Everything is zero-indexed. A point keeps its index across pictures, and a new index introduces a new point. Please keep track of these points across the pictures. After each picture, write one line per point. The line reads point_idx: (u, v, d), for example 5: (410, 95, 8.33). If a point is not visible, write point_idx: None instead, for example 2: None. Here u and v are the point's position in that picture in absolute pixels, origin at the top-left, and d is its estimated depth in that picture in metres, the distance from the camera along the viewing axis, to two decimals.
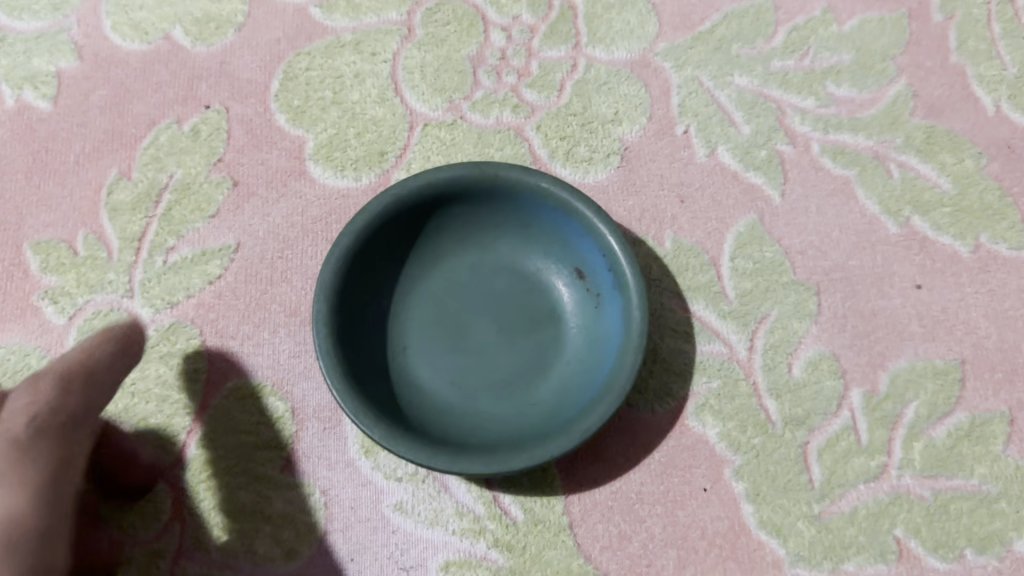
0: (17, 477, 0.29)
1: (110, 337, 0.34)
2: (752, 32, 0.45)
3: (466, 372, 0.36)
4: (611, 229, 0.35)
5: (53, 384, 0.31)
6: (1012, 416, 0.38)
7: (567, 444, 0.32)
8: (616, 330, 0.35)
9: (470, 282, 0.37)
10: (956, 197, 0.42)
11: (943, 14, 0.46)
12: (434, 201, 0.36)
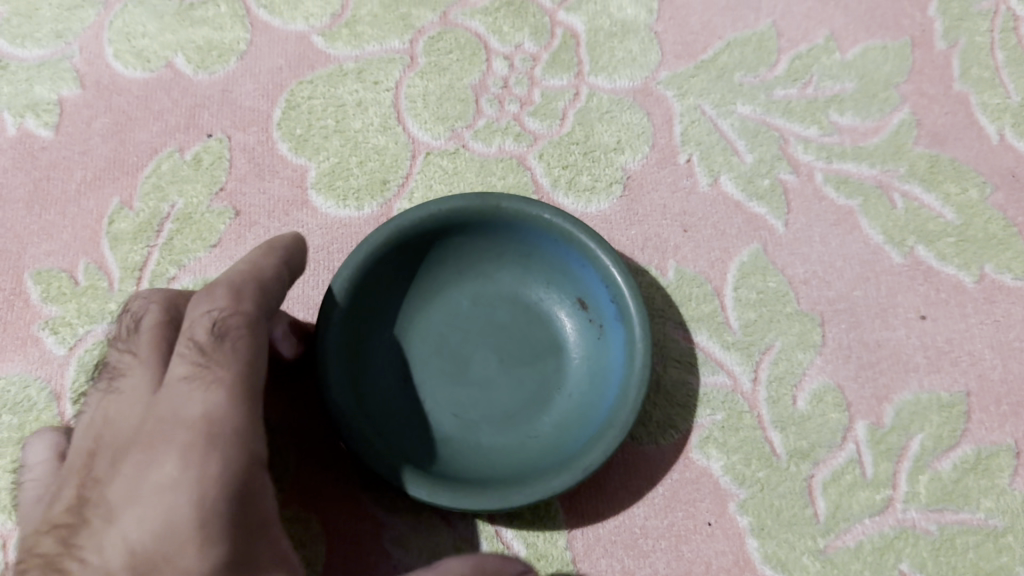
0: (214, 378, 0.27)
1: (274, 249, 0.32)
2: (754, 60, 0.45)
3: (467, 404, 0.36)
4: (614, 260, 0.34)
5: (227, 291, 0.29)
6: (1017, 449, 0.38)
7: (569, 480, 0.32)
8: (618, 362, 0.35)
9: (471, 312, 0.37)
10: (961, 226, 0.42)
11: (946, 42, 0.46)
12: (435, 231, 0.35)
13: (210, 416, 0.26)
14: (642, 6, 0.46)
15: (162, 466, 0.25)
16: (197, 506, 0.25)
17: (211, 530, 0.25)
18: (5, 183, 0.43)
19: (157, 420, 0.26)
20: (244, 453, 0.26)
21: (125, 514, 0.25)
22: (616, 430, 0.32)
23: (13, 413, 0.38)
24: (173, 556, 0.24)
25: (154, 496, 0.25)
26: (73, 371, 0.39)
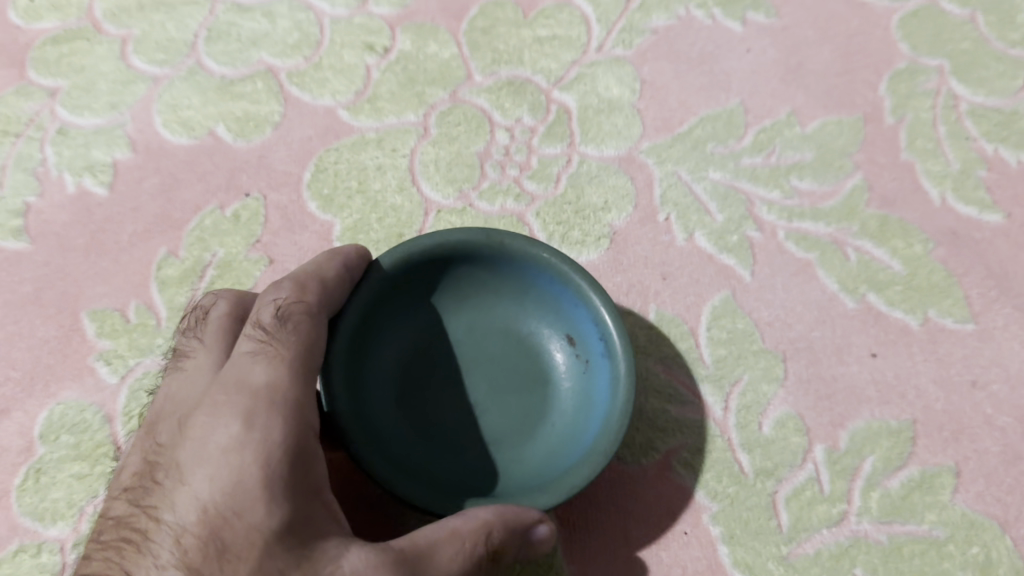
0: (274, 361, 0.35)
1: (341, 253, 0.39)
2: (725, 133, 0.52)
3: (460, 424, 0.40)
4: (603, 302, 0.39)
5: (292, 287, 0.37)
6: (958, 470, 0.43)
7: (555, 499, 0.36)
8: (603, 394, 0.39)
9: (469, 340, 0.41)
10: (907, 276, 0.48)
11: (895, 117, 0.52)
12: (438, 260, 0.40)
13: (270, 386, 0.34)
14: (626, 86, 0.53)
15: (229, 432, 0.33)
16: (259, 464, 0.32)
17: (272, 483, 0.32)
18: (64, 234, 0.48)
19: (226, 392, 0.34)
20: (297, 418, 0.33)
21: (199, 475, 0.32)
22: (596, 457, 0.36)
23: (70, 432, 0.43)
24: (241, 509, 0.31)
25: (222, 458, 0.32)
26: (124, 397, 0.44)
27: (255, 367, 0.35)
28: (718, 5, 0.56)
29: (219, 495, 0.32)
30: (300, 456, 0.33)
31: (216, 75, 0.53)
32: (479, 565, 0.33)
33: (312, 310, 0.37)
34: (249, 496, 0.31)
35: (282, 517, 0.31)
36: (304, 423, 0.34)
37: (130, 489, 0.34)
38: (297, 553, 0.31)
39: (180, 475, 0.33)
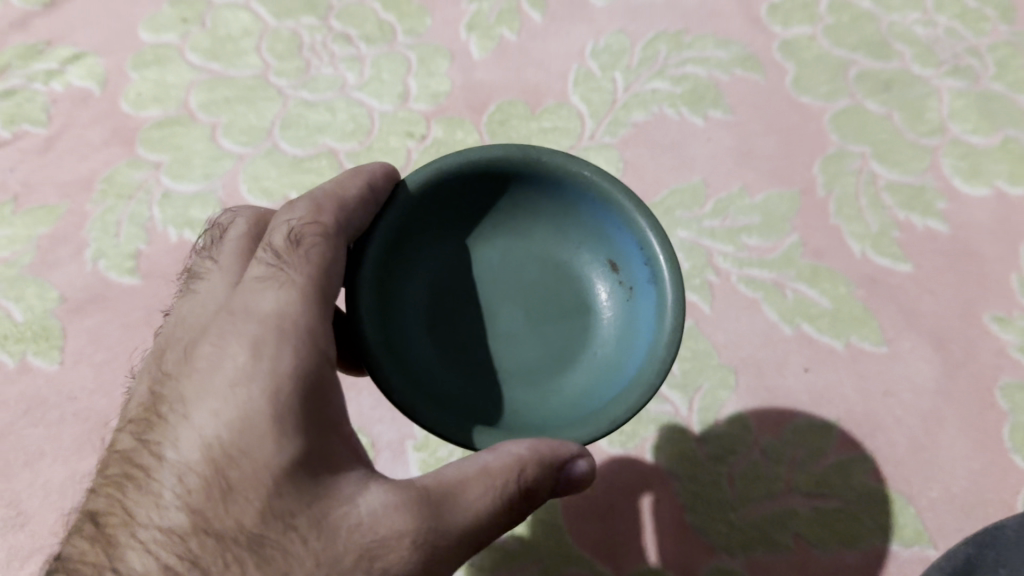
0: (285, 294, 0.37)
1: (359, 176, 0.43)
2: (690, 202, 0.65)
3: (501, 350, 0.42)
4: (650, 225, 0.43)
5: (311, 210, 0.42)
6: (873, 457, 0.56)
7: (596, 431, 0.38)
8: (648, 320, 0.42)
9: (504, 265, 0.44)
10: (833, 310, 0.60)
11: (826, 191, 0.66)
12: (482, 175, 0.44)
13: (279, 315, 0.37)
14: (613, 166, 0.67)
15: (239, 363, 0.35)
16: (270, 396, 0.35)
17: (282, 415, 0.34)
18: (169, 273, 0.61)
19: (235, 321, 0.37)
20: (306, 346, 0.36)
21: (212, 407, 0.35)
22: (646, 385, 0.39)
23: None
24: (250, 449, 0.34)
25: (233, 392, 0.35)
26: None
27: (266, 296, 0.38)
28: (686, 104, 0.71)
29: (224, 429, 0.35)
30: (311, 387, 0.35)
31: (289, 155, 0.67)
32: (503, 499, 0.36)
33: (327, 233, 0.40)
34: (259, 433, 0.34)
35: (293, 452, 0.34)
36: (312, 351, 0.36)
37: (140, 422, 0.38)
38: (310, 487, 0.34)
39: (186, 409, 0.36)
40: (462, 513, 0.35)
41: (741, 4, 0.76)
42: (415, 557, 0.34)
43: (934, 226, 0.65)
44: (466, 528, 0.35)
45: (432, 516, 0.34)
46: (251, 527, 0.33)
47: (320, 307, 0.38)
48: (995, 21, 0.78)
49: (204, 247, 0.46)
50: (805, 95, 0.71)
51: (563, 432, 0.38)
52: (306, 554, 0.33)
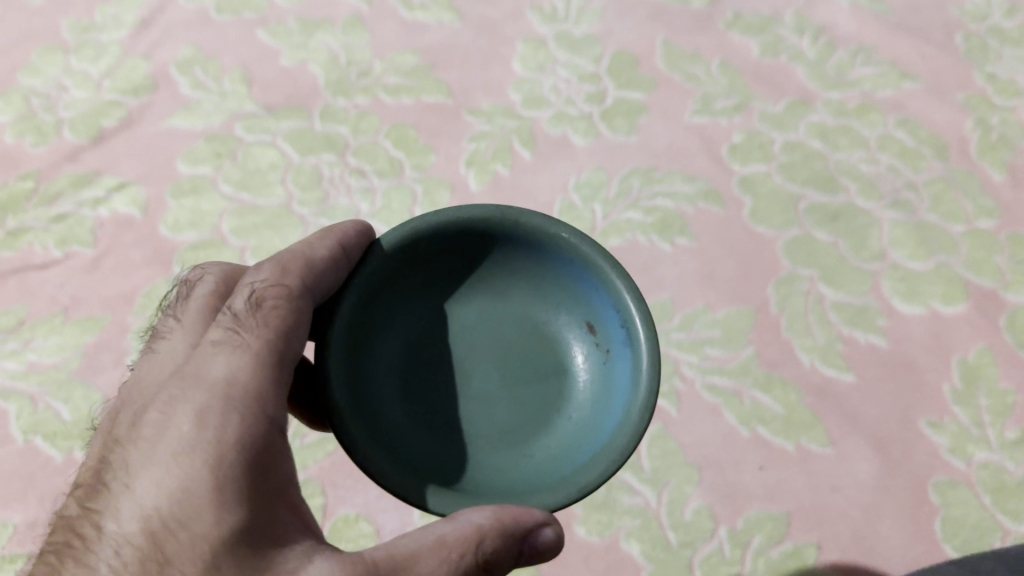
0: (232, 370, 0.45)
1: (330, 237, 0.52)
2: (660, 316, 0.75)
3: (479, 405, 0.51)
4: (627, 292, 0.52)
5: (273, 278, 0.50)
6: (820, 544, 0.65)
7: (570, 495, 0.46)
8: (623, 380, 0.51)
9: (481, 327, 0.53)
10: (785, 414, 0.69)
11: (779, 309, 0.75)
12: (473, 233, 0.53)
13: (224, 384, 0.44)
14: None
15: (185, 433, 0.42)
16: (209, 466, 0.41)
17: (221, 487, 0.41)
18: None
19: (185, 388, 0.44)
20: (252, 409, 0.44)
21: (156, 477, 0.42)
22: (618, 451, 0.47)
23: None
24: (188, 521, 0.41)
25: (177, 463, 0.42)
26: None
27: (216, 360, 0.45)
28: (656, 231, 0.80)
29: (163, 499, 0.41)
30: (252, 453, 0.43)
31: None
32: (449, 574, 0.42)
33: (288, 295, 0.49)
34: (199, 505, 0.41)
35: (230, 521, 0.41)
36: (258, 414, 0.44)
37: (88, 487, 0.44)
38: (245, 551, 0.41)
39: (132, 477, 0.42)
40: None
41: (704, 144, 0.88)
42: None
43: (876, 341, 0.74)
44: None
45: None
46: None
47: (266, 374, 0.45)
48: (930, 159, 0.89)
49: (175, 299, 0.54)
50: (761, 224, 0.81)
51: (533, 498, 0.46)
52: None
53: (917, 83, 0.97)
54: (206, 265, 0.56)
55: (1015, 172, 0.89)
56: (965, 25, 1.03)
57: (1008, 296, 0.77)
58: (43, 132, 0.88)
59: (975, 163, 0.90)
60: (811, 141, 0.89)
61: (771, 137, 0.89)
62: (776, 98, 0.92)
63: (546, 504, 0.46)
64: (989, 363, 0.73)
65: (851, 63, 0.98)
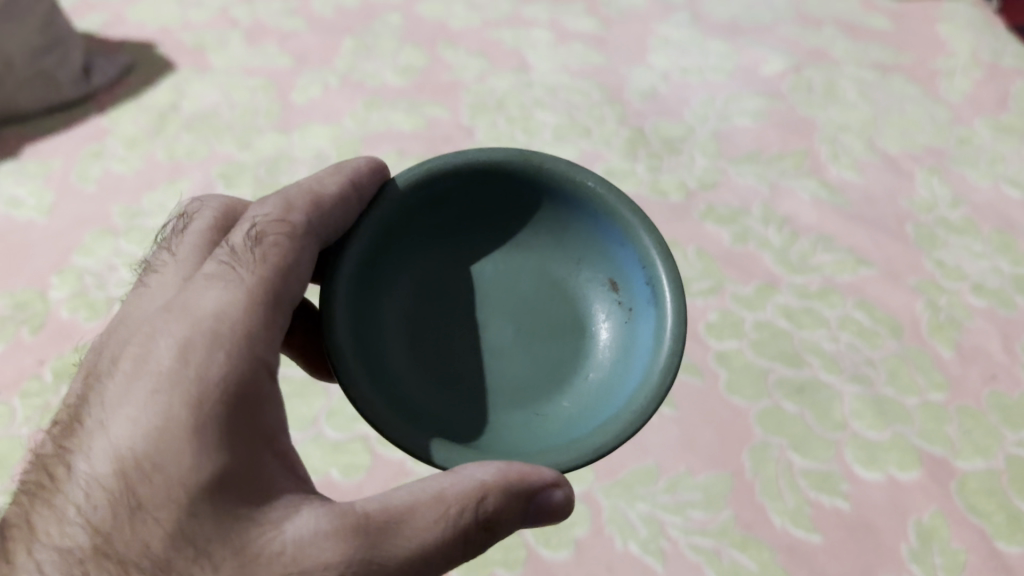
0: (214, 317, 0.58)
1: (325, 189, 0.67)
2: (647, 479, 0.86)
3: (499, 350, 0.68)
4: (660, 258, 0.70)
5: (272, 234, 0.65)
6: None
7: (597, 449, 0.61)
8: (648, 331, 0.68)
9: (504, 278, 0.71)
10: (759, 570, 0.81)
11: (753, 473, 0.87)
12: (520, 180, 0.72)
13: (209, 326, 0.57)
14: None
15: (166, 373, 0.55)
16: (181, 409, 0.54)
17: (194, 429, 0.54)
18: None
19: (175, 324, 0.58)
20: (232, 349, 0.57)
21: (136, 414, 0.55)
22: (638, 407, 0.63)
23: None
24: (158, 463, 0.53)
25: (154, 403, 0.54)
26: None
27: (207, 302, 0.59)
28: None
29: (139, 438, 0.54)
30: (227, 387, 0.55)
31: (331, 439, 0.94)
32: (426, 537, 0.55)
33: (288, 238, 0.65)
34: (172, 445, 0.53)
35: (202, 466, 0.53)
36: (239, 351, 0.57)
37: (79, 421, 0.58)
38: (211, 485, 0.53)
39: (110, 419, 0.55)
40: (390, 541, 0.54)
41: None
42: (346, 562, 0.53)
43: (840, 504, 0.85)
44: (396, 550, 0.54)
45: (367, 535, 0.54)
46: (155, 536, 0.53)
47: (247, 313, 0.59)
48: (885, 338, 1.01)
49: (183, 233, 0.69)
50: (734, 395, 0.93)
51: (558, 456, 0.61)
52: (221, 549, 0.53)
53: (873, 268, 1.09)
54: (210, 206, 0.72)
55: (962, 348, 1.00)
56: (915, 217, 1.19)
57: (957, 463, 0.88)
58: (94, 309, 1.03)
59: (926, 341, 1.01)
60: (778, 321, 1.02)
61: (742, 315, 1.02)
62: (745, 281, 1.07)
63: (572, 461, 0.61)
64: (942, 524, 0.84)
65: (813, 251, 1.12)
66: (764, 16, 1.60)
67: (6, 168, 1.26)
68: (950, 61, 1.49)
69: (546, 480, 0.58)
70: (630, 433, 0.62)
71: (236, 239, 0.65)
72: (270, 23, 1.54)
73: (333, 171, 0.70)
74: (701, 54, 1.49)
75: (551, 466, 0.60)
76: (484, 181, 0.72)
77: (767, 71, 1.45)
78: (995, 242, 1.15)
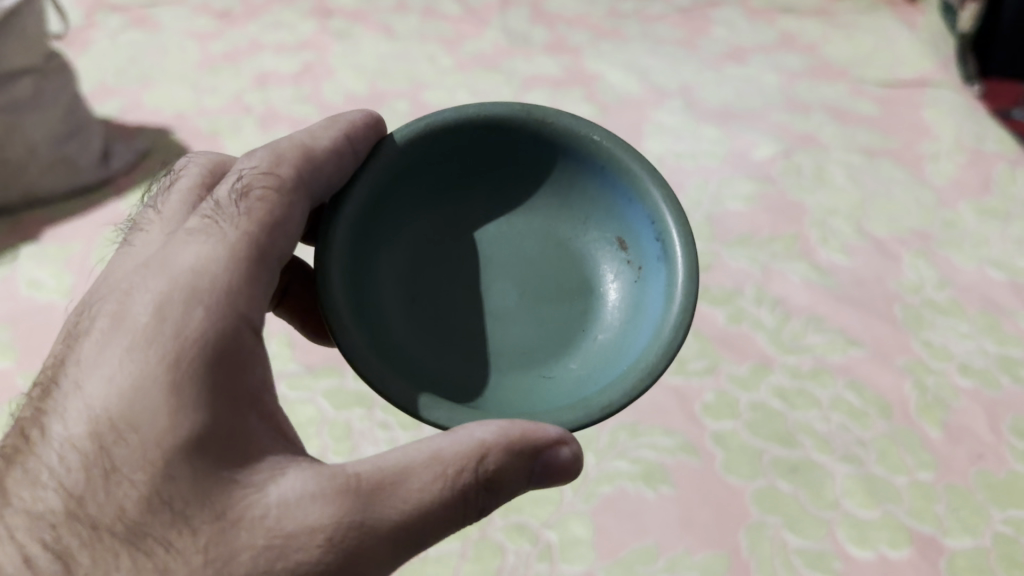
0: (193, 278, 0.63)
1: (307, 150, 0.74)
2: (647, 558, 0.90)
3: (503, 315, 0.75)
4: (670, 213, 0.76)
5: (258, 188, 0.71)
6: None
7: (612, 396, 0.66)
8: (659, 285, 0.75)
9: (506, 240, 0.79)
10: None
11: (751, 552, 0.91)
12: (534, 141, 0.80)
13: (189, 284, 0.62)
14: (588, 528, 0.93)
15: (143, 335, 0.60)
16: (157, 369, 0.59)
17: (171, 389, 0.59)
18: None
19: (158, 278, 0.63)
20: (211, 305, 0.62)
21: (113, 374, 0.60)
22: (652, 358, 0.68)
23: None
24: (135, 426, 0.58)
25: (131, 366, 0.59)
26: None
27: (190, 258, 0.64)
28: (641, 480, 0.96)
29: (114, 399, 0.59)
30: (205, 343, 0.60)
31: None
32: (424, 507, 0.60)
33: (274, 190, 0.71)
34: (149, 406, 0.58)
35: (177, 426, 0.58)
36: (217, 307, 0.62)
37: (55, 382, 0.63)
38: (188, 446, 0.58)
39: (87, 380, 0.60)
40: (386, 505, 0.59)
41: (680, 401, 1.05)
42: (343, 520, 0.58)
43: None
44: (393, 511, 0.59)
45: (362, 500, 0.59)
46: (129, 499, 0.57)
47: (228, 267, 0.65)
48: (876, 419, 1.04)
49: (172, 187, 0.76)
50: (730, 475, 0.97)
51: (564, 412, 0.66)
52: (199, 512, 0.57)
53: (863, 350, 1.13)
54: (197, 164, 0.78)
55: (949, 429, 1.04)
56: (903, 298, 1.23)
57: (946, 541, 0.93)
58: None
59: (914, 422, 1.04)
60: (772, 401, 1.06)
61: (737, 395, 1.06)
62: (739, 361, 1.11)
63: (584, 417, 0.66)
64: None
65: (804, 331, 1.16)
66: (754, 101, 1.68)
67: (27, 251, 1.32)
68: (935, 145, 1.55)
69: (551, 438, 0.63)
70: (643, 385, 0.67)
71: (223, 194, 0.71)
72: (283, 110, 1.61)
73: (327, 126, 0.77)
74: (694, 139, 1.56)
75: (557, 422, 0.66)
76: (489, 139, 0.80)
77: (758, 155, 1.51)
78: (980, 323, 1.19)
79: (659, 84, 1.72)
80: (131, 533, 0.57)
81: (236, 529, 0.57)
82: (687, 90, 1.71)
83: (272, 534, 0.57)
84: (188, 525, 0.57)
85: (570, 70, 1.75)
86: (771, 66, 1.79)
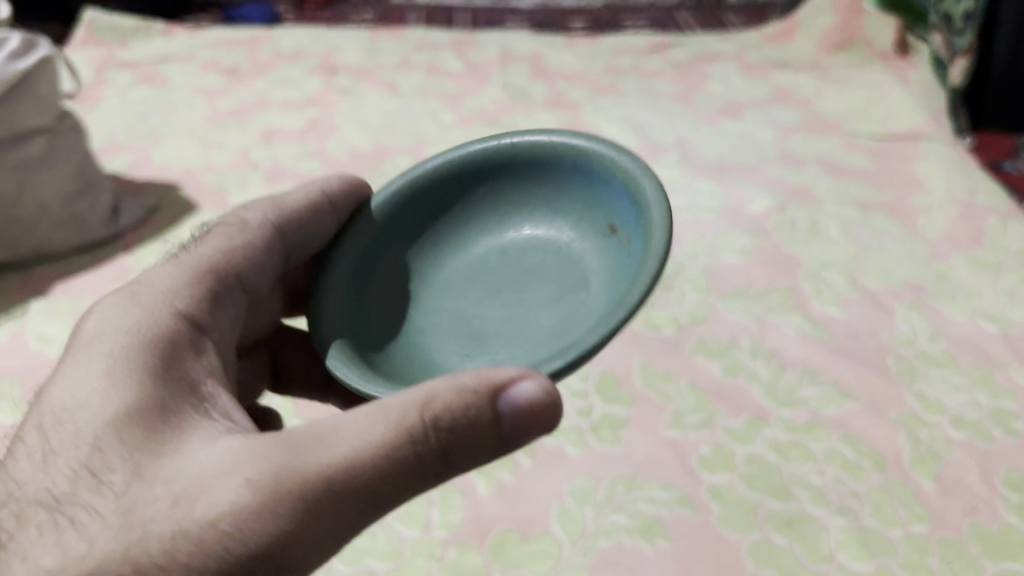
0: (142, 293, 0.74)
1: (274, 207, 0.89)
2: None
3: (503, 314, 0.82)
4: (632, 168, 0.81)
5: (231, 235, 0.84)
6: None
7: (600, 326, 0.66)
8: (637, 236, 0.78)
9: (503, 258, 0.88)
10: None
11: None
12: (507, 168, 0.92)
13: (136, 297, 0.74)
14: None
15: (90, 340, 0.70)
16: (97, 359, 0.68)
17: (104, 373, 0.67)
18: None
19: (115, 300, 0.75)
20: (151, 308, 0.72)
21: (62, 376, 0.69)
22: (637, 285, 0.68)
23: None
24: (74, 408, 0.66)
25: (77, 363, 0.69)
26: None
27: (145, 281, 0.76)
28: (639, 534, 0.98)
29: (59, 392, 0.68)
30: (138, 334, 0.70)
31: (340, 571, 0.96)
32: (364, 455, 0.59)
33: (245, 236, 0.85)
34: (85, 390, 0.67)
35: (105, 398, 0.66)
36: (157, 309, 0.72)
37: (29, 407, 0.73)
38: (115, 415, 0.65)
39: (45, 387, 0.70)
40: (319, 457, 0.60)
41: (677, 455, 1.07)
42: (267, 468, 0.60)
43: None
44: (327, 460, 0.59)
45: (293, 453, 0.60)
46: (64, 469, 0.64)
47: (174, 284, 0.76)
48: (870, 471, 1.06)
49: None
50: (726, 529, 0.98)
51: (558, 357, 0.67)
52: (122, 470, 0.62)
53: (857, 403, 1.15)
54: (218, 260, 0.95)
55: (943, 481, 1.05)
56: (897, 351, 1.25)
57: None
58: None
59: (908, 475, 1.06)
60: (767, 454, 1.08)
61: (733, 449, 1.08)
62: (735, 414, 1.13)
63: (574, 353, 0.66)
64: None
65: (799, 384, 1.18)
66: (749, 156, 1.71)
67: (36, 305, 1.33)
68: (927, 199, 1.58)
69: (510, 374, 0.61)
70: (628, 310, 0.67)
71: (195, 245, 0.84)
72: (288, 165, 1.65)
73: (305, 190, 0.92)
74: (690, 193, 1.60)
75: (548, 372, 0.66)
76: (468, 181, 0.92)
77: (753, 209, 1.54)
78: (973, 375, 1.21)
79: (655, 138, 1.76)
80: (63, 500, 0.63)
81: (151, 486, 0.61)
82: (683, 144, 1.75)
83: (188, 485, 0.60)
84: (107, 489, 0.62)
85: (568, 124, 1.79)
86: (765, 121, 1.83)
